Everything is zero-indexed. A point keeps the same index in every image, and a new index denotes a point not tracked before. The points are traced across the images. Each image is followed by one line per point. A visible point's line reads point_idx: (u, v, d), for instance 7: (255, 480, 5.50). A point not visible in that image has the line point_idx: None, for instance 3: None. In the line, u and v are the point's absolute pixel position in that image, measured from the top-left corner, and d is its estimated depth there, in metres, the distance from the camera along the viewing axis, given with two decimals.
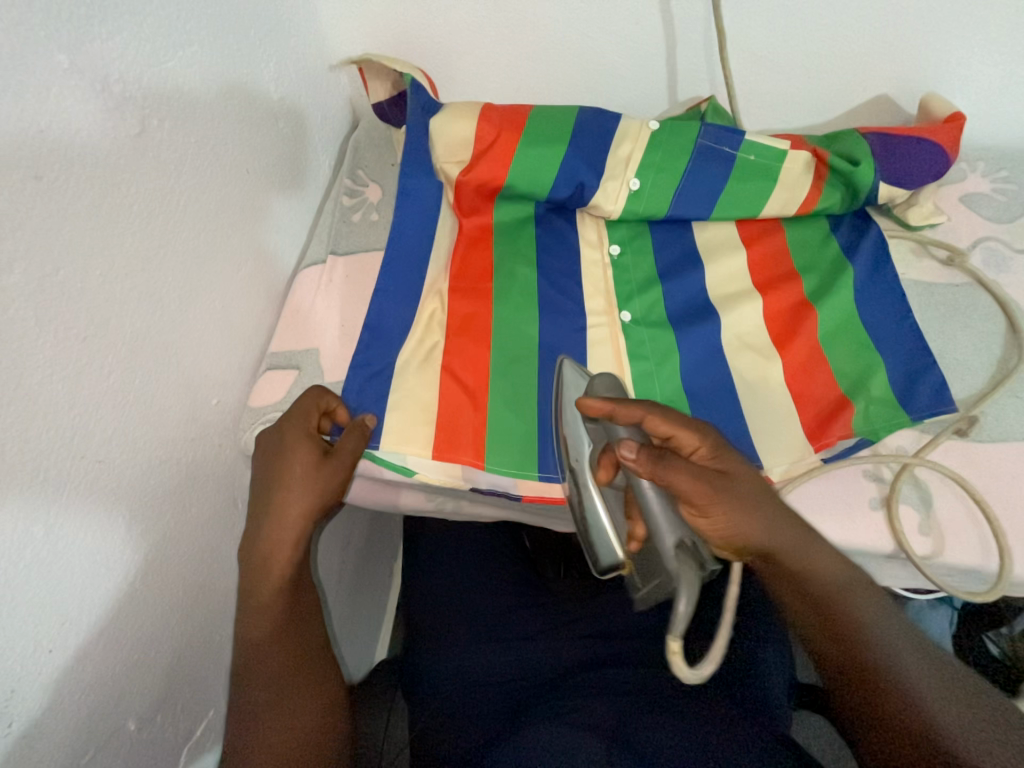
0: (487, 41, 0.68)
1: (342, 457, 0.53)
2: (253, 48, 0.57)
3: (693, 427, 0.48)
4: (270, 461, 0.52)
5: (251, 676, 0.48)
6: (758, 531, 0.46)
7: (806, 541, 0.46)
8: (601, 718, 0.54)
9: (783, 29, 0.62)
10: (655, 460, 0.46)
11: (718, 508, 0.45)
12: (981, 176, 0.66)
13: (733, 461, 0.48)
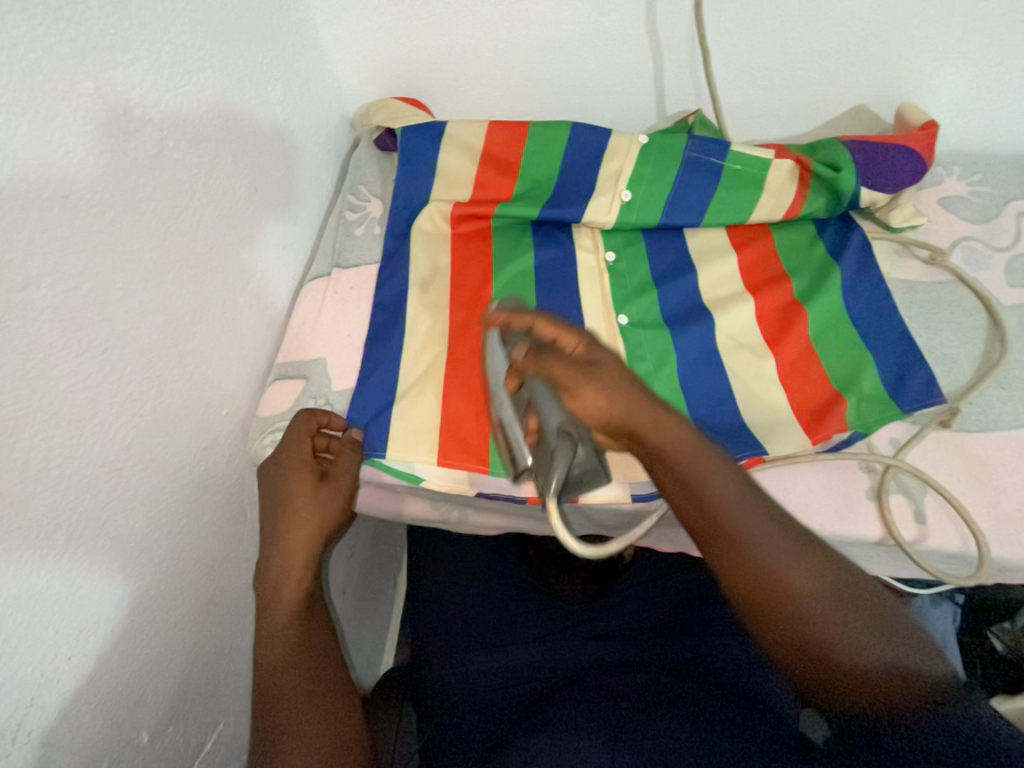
0: (483, 61, 0.71)
1: (340, 476, 0.55)
2: (260, 73, 0.60)
3: (568, 325, 0.48)
4: (270, 487, 0.54)
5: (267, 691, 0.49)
6: (626, 413, 0.46)
7: (681, 428, 0.47)
8: (607, 719, 0.54)
9: (764, 45, 0.65)
10: (533, 352, 0.46)
11: (582, 388, 0.46)
12: (958, 179, 0.69)
13: (606, 354, 0.48)
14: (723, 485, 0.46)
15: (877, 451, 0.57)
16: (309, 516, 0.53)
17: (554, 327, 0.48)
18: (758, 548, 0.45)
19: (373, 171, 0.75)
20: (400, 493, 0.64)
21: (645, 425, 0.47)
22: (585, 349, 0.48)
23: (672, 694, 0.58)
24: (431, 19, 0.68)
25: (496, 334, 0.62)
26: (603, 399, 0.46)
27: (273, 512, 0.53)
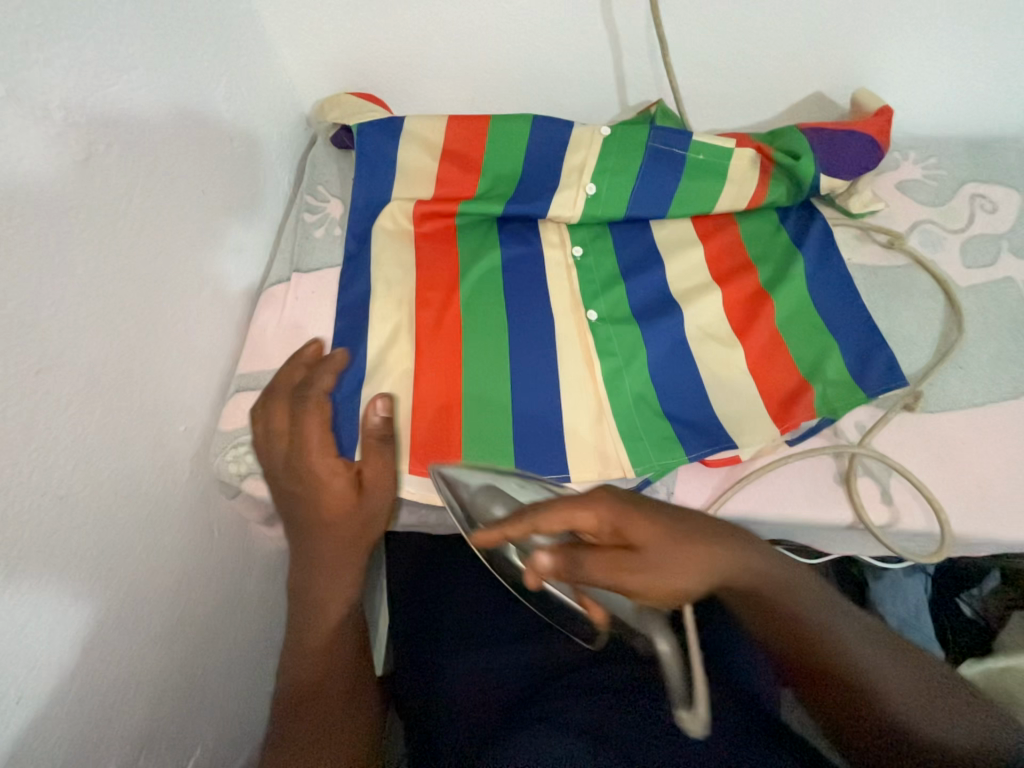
0: (439, 53, 0.69)
1: (377, 482, 0.54)
2: (200, 70, 0.57)
3: (586, 506, 0.41)
4: (289, 493, 0.53)
5: (293, 703, 0.50)
6: (693, 582, 0.42)
7: (750, 557, 0.44)
8: (588, 723, 0.55)
9: (722, 32, 0.65)
10: (566, 555, 0.42)
11: (635, 579, 0.41)
12: (914, 163, 0.70)
13: (642, 522, 0.41)
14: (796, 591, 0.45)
15: (843, 436, 0.58)
16: (344, 526, 0.53)
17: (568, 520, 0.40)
18: (861, 673, 0.43)
19: (331, 170, 0.72)
20: None
21: (724, 571, 0.43)
22: (616, 528, 0.41)
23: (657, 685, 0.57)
24: (383, 11, 0.65)
25: (464, 336, 0.61)
26: (662, 583, 0.41)
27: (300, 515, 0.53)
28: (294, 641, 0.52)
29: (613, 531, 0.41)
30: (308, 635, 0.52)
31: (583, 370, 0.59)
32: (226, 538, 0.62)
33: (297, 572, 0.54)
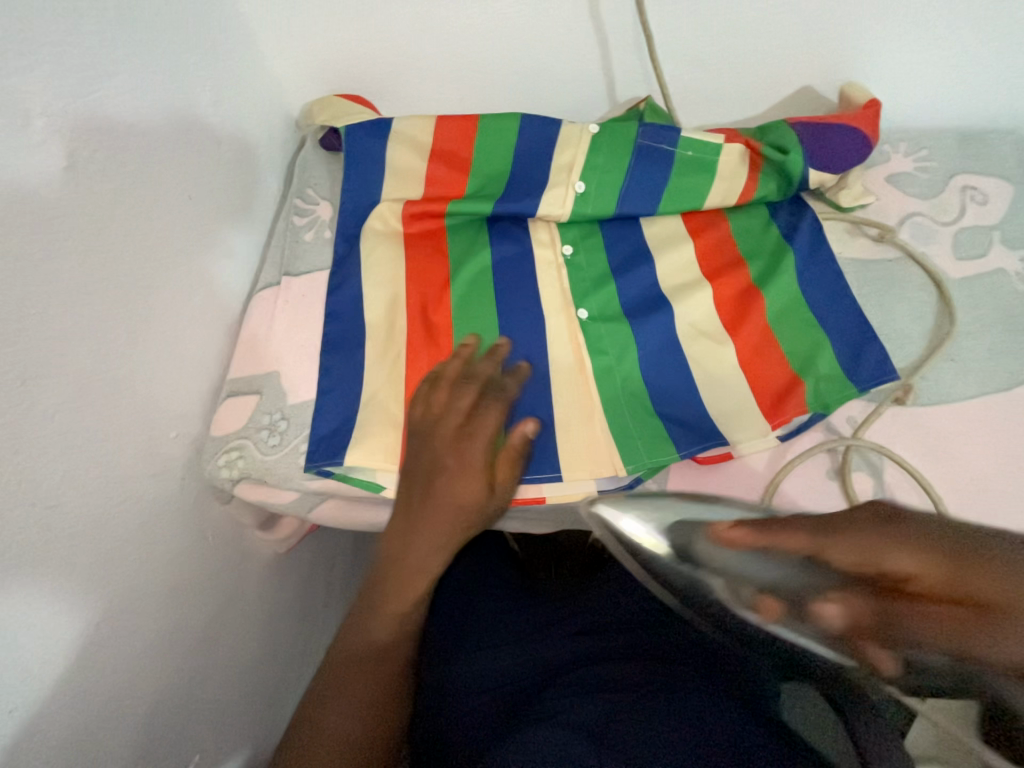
0: (426, 54, 0.69)
1: (504, 483, 0.54)
2: (185, 74, 0.57)
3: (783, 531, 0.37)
4: (435, 461, 0.53)
5: (349, 665, 0.48)
6: None
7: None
8: (593, 720, 0.50)
9: (708, 29, 0.65)
10: (863, 600, 0.33)
11: (979, 646, 0.29)
12: (904, 156, 0.70)
13: (911, 553, 0.31)
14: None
15: (836, 431, 0.58)
16: (466, 515, 0.53)
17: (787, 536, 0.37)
18: None
19: (321, 173, 0.72)
20: (366, 505, 0.62)
21: None
22: (959, 579, 0.30)
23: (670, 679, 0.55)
24: (369, 11, 0.65)
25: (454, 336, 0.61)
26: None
27: (423, 483, 0.53)
28: (371, 607, 0.51)
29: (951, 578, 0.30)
30: (387, 604, 0.51)
31: (574, 368, 0.59)
32: (220, 543, 0.62)
33: (396, 534, 0.53)
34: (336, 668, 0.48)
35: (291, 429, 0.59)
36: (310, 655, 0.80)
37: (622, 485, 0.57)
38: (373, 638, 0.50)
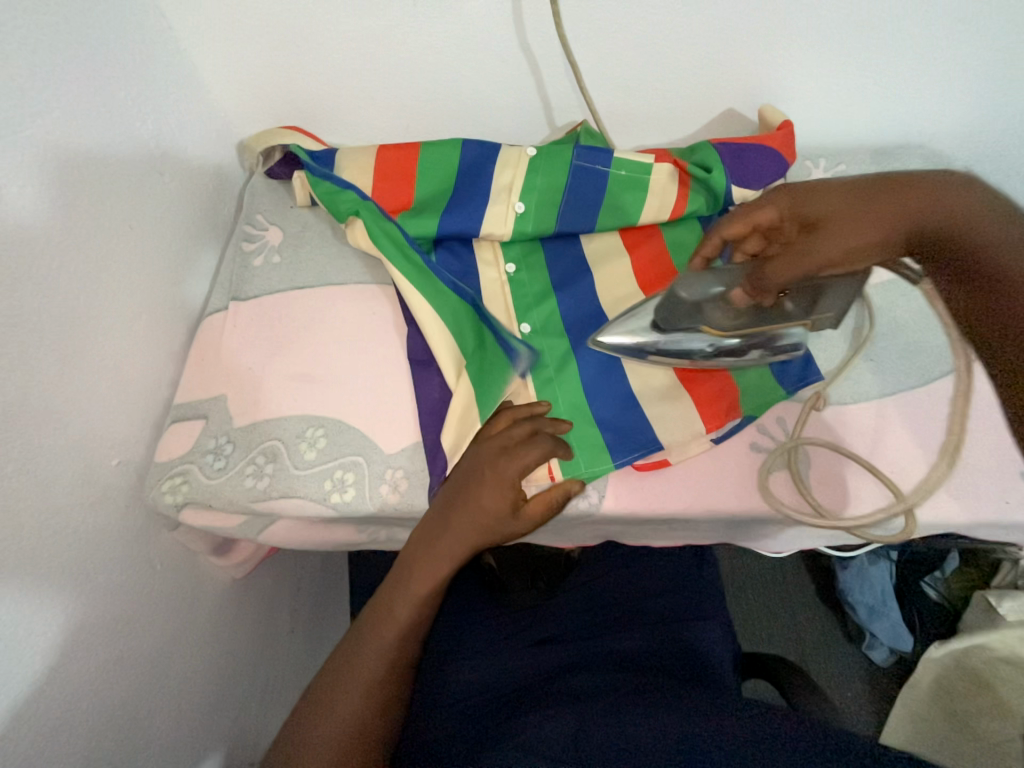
0: (369, 84, 0.72)
1: (530, 510, 0.49)
2: (122, 107, 0.58)
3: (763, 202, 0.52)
4: (476, 466, 0.50)
5: (364, 641, 0.46)
6: (830, 247, 0.49)
7: (956, 198, 0.46)
8: (560, 744, 0.48)
9: (632, 59, 0.69)
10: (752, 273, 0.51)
11: (819, 248, 0.50)
12: (823, 171, 0.75)
13: (804, 189, 0.52)
14: (994, 239, 0.44)
15: (769, 433, 0.61)
16: (486, 531, 0.48)
17: (750, 222, 0.52)
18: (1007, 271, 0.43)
19: (269, 199, 0.74)
20: (319, 525, 0.62)
21: (835, 225, 0.49)
22: (796, 209, 0.51)
23: (645, 686, 0.56)
24: (308, 45, 0.67)
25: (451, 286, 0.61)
26: (820, 250, 0.50)
27: (462, 480, 0.50)
28: (398, 583, 0.48)
29: (788, 214, 0.52)
30: (415, 582, 0.47)
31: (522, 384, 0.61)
32: (170, 571, 0.61)
33: (428, 526, 0.50)
34: (348, 648, 0.46)
35: (237, 452, 0.59)
36: (275, 682, 0.78)
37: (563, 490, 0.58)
38: (395, 620, 0.46)
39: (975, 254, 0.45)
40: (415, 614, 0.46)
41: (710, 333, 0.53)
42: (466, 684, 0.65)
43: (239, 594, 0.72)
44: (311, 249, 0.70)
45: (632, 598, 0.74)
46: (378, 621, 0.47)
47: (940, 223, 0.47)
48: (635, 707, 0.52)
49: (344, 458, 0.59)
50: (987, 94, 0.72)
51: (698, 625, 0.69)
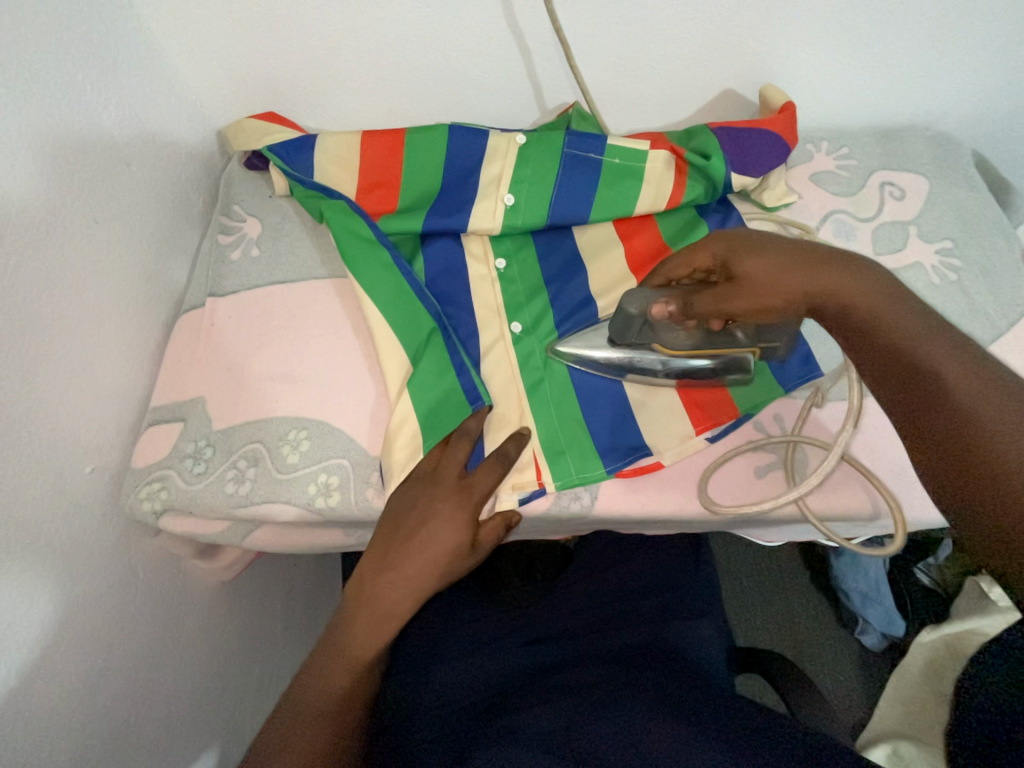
0: (349, 66, 0.68)
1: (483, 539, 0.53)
2: (82, 92, 0.54)
3: (698, 250, 0.49)
4: (428, 507, 0.51)
5: (317, 698, 0.45)
6: (750, 303, 0.46)
7: (857, 278, 0.42)
8: (552, 730, 0.48)
9: (627, 38, 0.66)
10: (679, 298, 0.50)
11: (735, 305, 0.47)
12: (826, 154, 0.72)
13: (727, 240, 0.48)
14: (889, 316, 0.41)
15: (766, 430, 0.59)
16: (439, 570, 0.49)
17: (689, 265, 0.51)
18: (937, 373, 0.39)
19: (247, 189, 0.71)
20: (304, 530, 0.60)
21: (753, 282, 0.45)
22: (724, 260, 0.48)
23: (637, 682, 0.54)
24: (281, 23, 0.63)
25: (420, 294, 0.60)
26: (747, 303, 0.46)
27: (410, 525, 0.50)
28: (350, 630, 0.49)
29: (719, 261, 0.48)
30: (353, 645, 0.48)
31: (515, 405, 0.59)
32: (153, 578, 0.60)
33: (367, 580, 0.50)
34: (309, 686, 0.46)
35: (217, 456, 0.57)
36: (268, 681, 0.77)
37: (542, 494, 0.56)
38: (334, 684, 0.46)
39: (874, 331, 0.42)
40: (358, 678, 0.47)
41: (663, 350, 0.55)
42: (456, 680, 0.62)
43: (227, 597, 0.70)
44: (291, 242, 0.67)
45: (623, 589, 0.74)
46: (319, 686, 0.46)
47: (842, 301, 0.43)
48: (627, 703, 0.50)
49: (328, 461, 0.57)
50: (998, 71, 0.69)
51: (692, 618, 0.69)
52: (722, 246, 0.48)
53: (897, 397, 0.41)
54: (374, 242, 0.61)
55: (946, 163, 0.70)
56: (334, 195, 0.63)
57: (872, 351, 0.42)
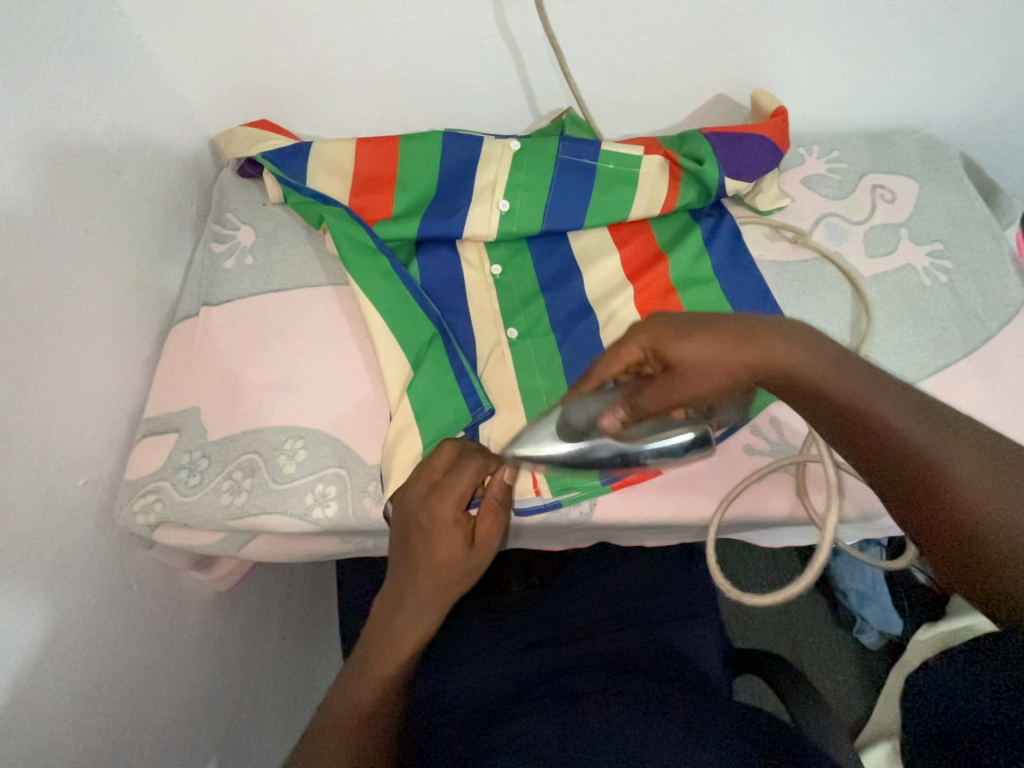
0: (341, 72, 0.68)
1: (487, 536, 0.49)
2: (72, 99, 0.54)
3: (626, 343, 0.46)
4: (412, 519, 0.48)
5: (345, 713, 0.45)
6: (694, 388, 0.44)
7: (793, 350, 0.41)
8: (563, 736, 0.47)
9: (620, 43, 0.66)
10: (623, 401, 0.45)
11: (687, 391, 0.45)
12: (817, 158, 0.73)
13: (652, 327, 0.46)
14: (829, 376, 0.40)
15: (763, 433, 0.59)
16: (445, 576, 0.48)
17: (620, 361, 0.47)
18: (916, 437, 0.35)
19: (240, 197, 0.70)
20: (302, 541, 0.59)
21: (693, 366, 0.44)
22: (656, 348, 0.45)
23: (649, 689, 0.53)
24: (276, 33, 0.64)
25: (420, 299, 0.60)
26: (693, 389, 0.44)
27: (405, 541, 0.49)
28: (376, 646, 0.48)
29: (650, 352, 0.45)
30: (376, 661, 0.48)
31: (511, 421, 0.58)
32: (148, 590, 0.59)
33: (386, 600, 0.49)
34: (343, 696, 0.47)
35: (212, 466, 0.57)
36: (265, 694, 0.76)
37: (543, 508, 0.57)
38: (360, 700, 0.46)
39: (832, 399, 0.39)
40: (381, 695, 0.46)
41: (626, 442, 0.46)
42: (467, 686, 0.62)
43: (222, 607, 0.69)
44: (285, 249, 0.67)
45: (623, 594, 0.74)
46: (350, 697, 0.46)
47: (787, 371, 0.41)
48: (641, 709, 0.49)
49: (324, 470, 0.57)
50: (985, 74, 0.70)
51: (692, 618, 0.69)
52: (650, 334, 0.45)
53: (891, 478, 0.36)
54: (373, 249, 0.62)
55: (935, 166, 0.71)
56: (332, 201, 0.63)
57: (837, 422, 0.39)
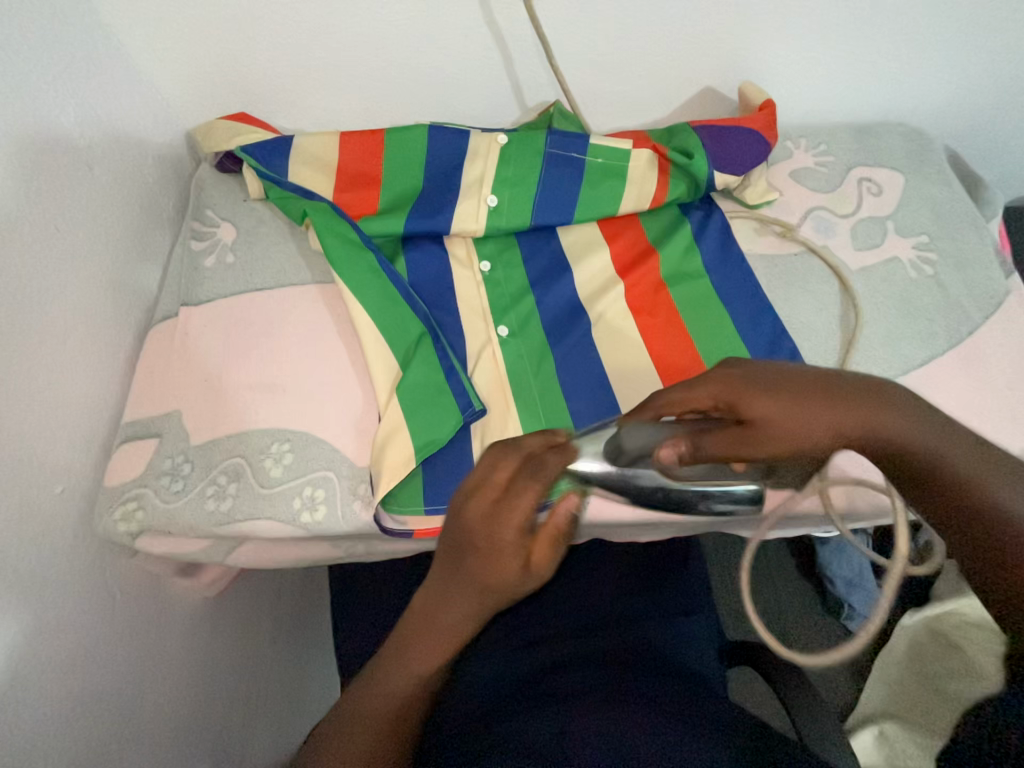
0: (323, 64, 0.66)
1: (545, 564, 0.37)
2: (40, 90, 0.52)
3: (696, 385, 0.43)
4: (460, 538, 0.37)
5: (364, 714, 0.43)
6: (768, 443, 0.41)
7: (884, 411, 0.40)
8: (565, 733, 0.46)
9: (607, 35, 0.65)
10: (687, 437, 0.40)
11: (758, 449, 0.41)
12: (805, 152, 0.73)
13: (726, 377, 0.43)
14: (915, 433, 0.40)
15: None
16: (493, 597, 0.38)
17: (690, 398, 0.43)
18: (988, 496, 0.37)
19: (220, 192, 0.68)
20: (290, 546, 0.58)
21: (773, 422, 0.40)
22: (730, 400, 0.42)
23: (652, 687, 0.53)
24: (254, 23, 0.62)
25: (408, 297, 0.59)
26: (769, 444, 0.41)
27: (450, 559, 0.38)
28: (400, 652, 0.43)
29: (723, 402, 0.42)
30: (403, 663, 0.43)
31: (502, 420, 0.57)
32: (132, 599, 0.57)
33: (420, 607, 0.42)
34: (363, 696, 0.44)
35: (196, 472, 0.55)
36: (256, 701, 0.75)
37: None
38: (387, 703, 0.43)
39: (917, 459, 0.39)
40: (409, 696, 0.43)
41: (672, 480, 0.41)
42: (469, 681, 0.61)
43: (211, 613, 0.68)
44: (267, 247, 0.65)
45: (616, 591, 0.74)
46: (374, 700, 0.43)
47: (882, 435, 0.40)
48: (646, 708, 0.49)
49: (312, 474, 0.55)
50: (967, 66, 0.70)
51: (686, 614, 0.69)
52: (725, 382, 0.43)
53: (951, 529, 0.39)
54: (359, 246, 0.60)
55: (920, 158, 0.72)
56: (316, 197, 0.62)
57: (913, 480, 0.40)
